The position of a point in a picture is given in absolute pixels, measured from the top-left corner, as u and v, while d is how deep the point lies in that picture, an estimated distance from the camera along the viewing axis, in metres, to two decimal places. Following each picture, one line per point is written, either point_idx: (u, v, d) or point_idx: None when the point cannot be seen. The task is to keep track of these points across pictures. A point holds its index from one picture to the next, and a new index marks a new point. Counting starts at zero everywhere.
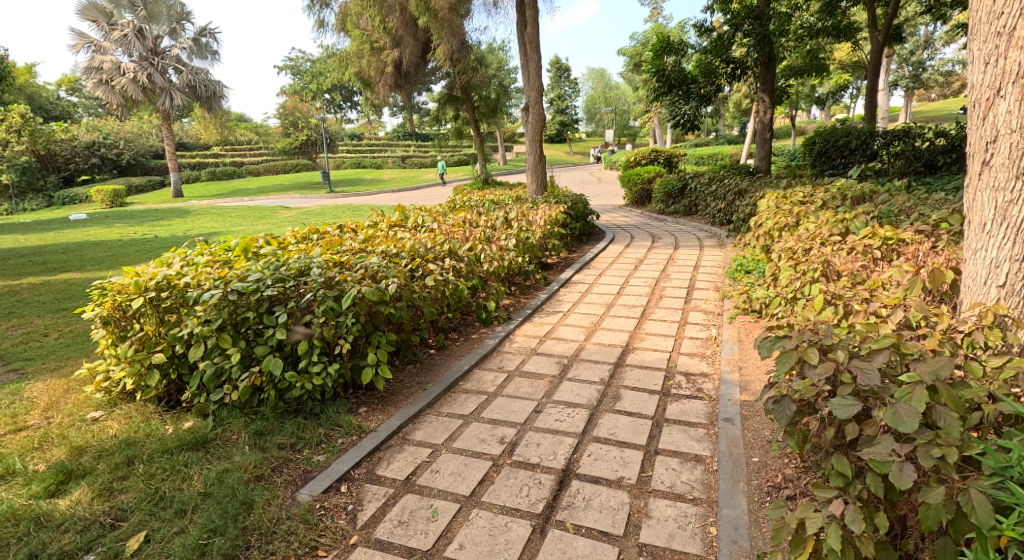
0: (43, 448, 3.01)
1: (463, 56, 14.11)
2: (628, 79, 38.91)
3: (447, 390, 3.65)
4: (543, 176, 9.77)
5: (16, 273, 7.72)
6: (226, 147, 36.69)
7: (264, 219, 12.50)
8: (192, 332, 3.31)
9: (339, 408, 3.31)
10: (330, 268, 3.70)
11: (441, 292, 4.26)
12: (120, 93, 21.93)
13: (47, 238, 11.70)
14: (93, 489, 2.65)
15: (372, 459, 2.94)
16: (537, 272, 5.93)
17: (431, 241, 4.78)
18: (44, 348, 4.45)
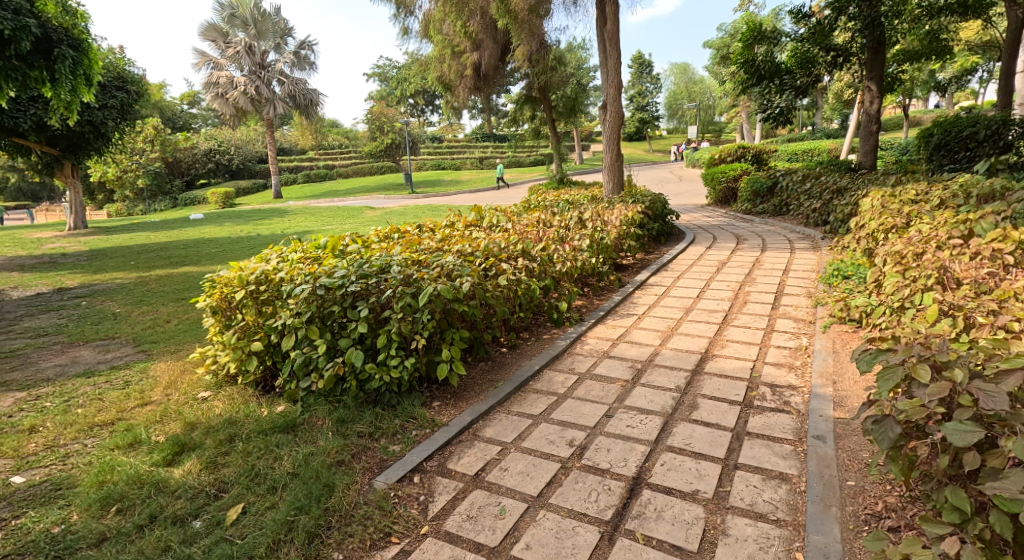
0: (163, 421, 3.37)
1: (542, 57, 14.26)
2: (716, 74, 37.61)
3: (518, 389, 3.73)
4: (620, 175, 9.67)
5: (143, 266, 8.64)
6: (320, 151, 39.04)
7: (352, 218, 13.26)
8: (285, 324, 3.57)
9: (414, 401, 3.47)
10: (408, 266, 3.88)
11: (513, 292, 4.35)
12: (232, 105, 23.90)
13: (170, 235, 13.02)
14: (201, 461, 2.94)
15: (444, 452, 3.07)
16: (611, 273, 5.91)
17: (505, 241, 4.88)
18: (166, 332, 4.98)
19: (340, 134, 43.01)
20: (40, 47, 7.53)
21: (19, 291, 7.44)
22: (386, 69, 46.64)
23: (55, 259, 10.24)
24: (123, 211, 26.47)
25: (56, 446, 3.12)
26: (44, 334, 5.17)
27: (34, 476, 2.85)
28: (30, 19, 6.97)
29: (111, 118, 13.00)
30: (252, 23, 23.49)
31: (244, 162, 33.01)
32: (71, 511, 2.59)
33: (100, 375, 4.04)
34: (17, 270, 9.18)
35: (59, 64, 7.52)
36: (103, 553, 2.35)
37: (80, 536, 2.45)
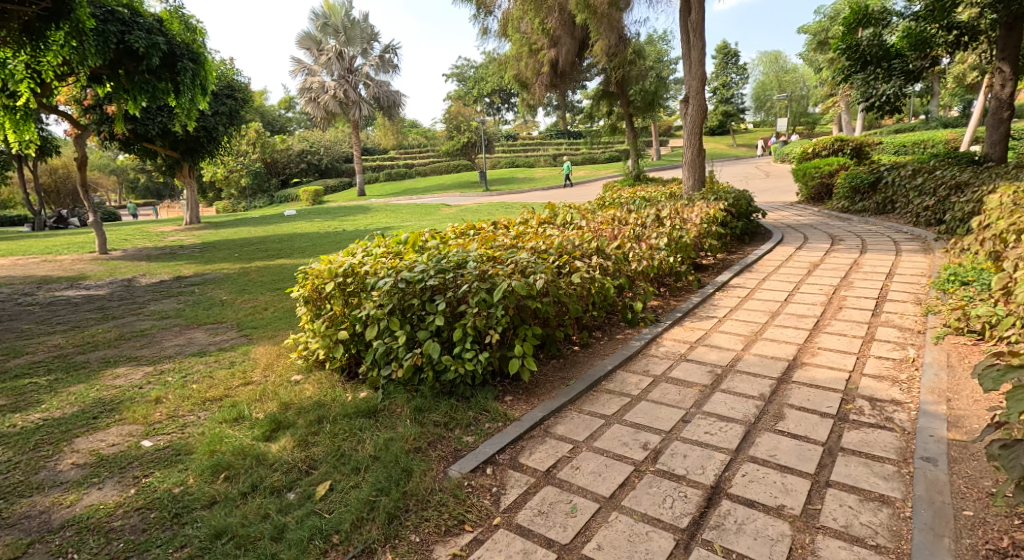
0: (262, 400, 3.68)
1: (620, 50, 14.09)
2: (811, 61, 35.44)
3: (590, 389, 3.76)
4: (701, 171, 9.40)
5: (246, 258, 9.37)
6: (400, 151, 40.47)
7: (430, 215, 13.72)
8: (369, 314, 3.79)
9: (487, 394, 3.60)
10: (484, 263, 4.00)
11: (587, 290, 4.37)
12: (323, 108, 25.29)
13: (268, 230, 14.00)
14: (295, 439, 3.19)
15: (517, 446, 3.16)
16: (690, 274, 5.80)
17: (580, 239, 4.91)
18: (265, 318, 5.40)
19: (419, 134, 44.35)
20: (166, 62, 8.56)
21: (144, 278, 8.31)
22: (464, 69, 47.55)
23: (172, 251, 11.31)
24: (227, 208, 28.66)
25: (175, 416, 3.48)
26: (164, 317, 5.76)
27: (160, 441, 3.21)
28: (158, 37, 8.17)
29: (221, 124, 14.54)
30: (342, 30, 24.77)
31: (333, 162, 34.78)
32: (187, 475, 2.89)
33: (210, 355, 4.45)
34: (141, 260, 10.23)
35: (181, 76, 8.62)
36: (213, 514, 2.61)
37: (194, 498, 2.72)
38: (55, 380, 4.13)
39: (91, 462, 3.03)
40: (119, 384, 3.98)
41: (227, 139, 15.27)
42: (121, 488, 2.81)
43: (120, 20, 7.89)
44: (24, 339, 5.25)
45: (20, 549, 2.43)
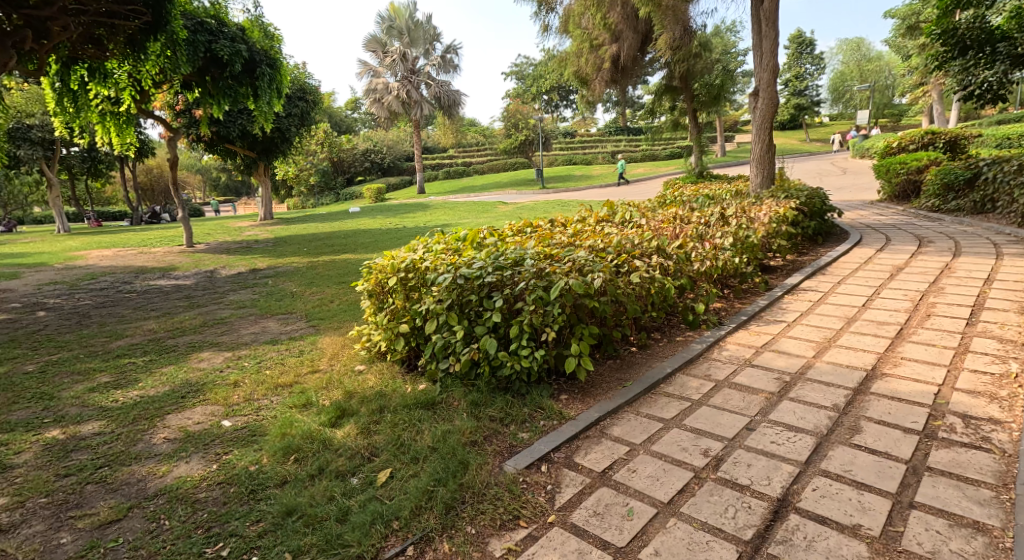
0: (328, 388, 3.85)
1: (684, 43, 13.76)
2: (898, 48, 33.22)
3: (648, 391, 3.71)
4: (770, 168, 9.07)
5: (314, 253, 9.79)
6: (459, 149, 41.07)
7: (487, 212, 13.89)
8: (428, 309, 3.88)
9: (542, 392, 3.62)
10: (541, 260, 4.02)
11: (646, 290, 4.31)
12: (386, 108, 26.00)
13: (334, 227, 14.55)
14: (358, 427, 3.33)
15: (572, 445, 3.16)
16: (756, 276, 5.63)
17: (639, 238, 4.85)
18: (332, 310, 5.64)
19: (478, 133, 44.87)
20: (248, 68, 9.36)
21: (224, 270, 8.85)
22: (523, 67, 47.71)
23: (248, 245, 11.97)
24: (297, 205, 29.95)
25: (251, 399, 3.71)
26: (242, 306, 6.13)
27: (238, 422, 3.43)
28: (240, 45, 8.84)
29: (294, 125, 15.27)
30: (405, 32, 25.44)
31: (395, 161, 35.67)
32: (261, 455, 3.08)
33: (282, 344, 4.70)
34: (221, 253, 10.88)
35: (260, 80, 9.38)
36: (284, 493, 2.76)
37: (267, 477, 2.89)
38: (148, 361, 4.48)
39: (179, 437, 3.27)
40: (202, 367, 4.28)
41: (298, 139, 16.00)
42: (205, 463, 3.02)
43: (207, 30, 8.48)
44: (122, 323, 5.72)
45: (121, 512, 2.65)
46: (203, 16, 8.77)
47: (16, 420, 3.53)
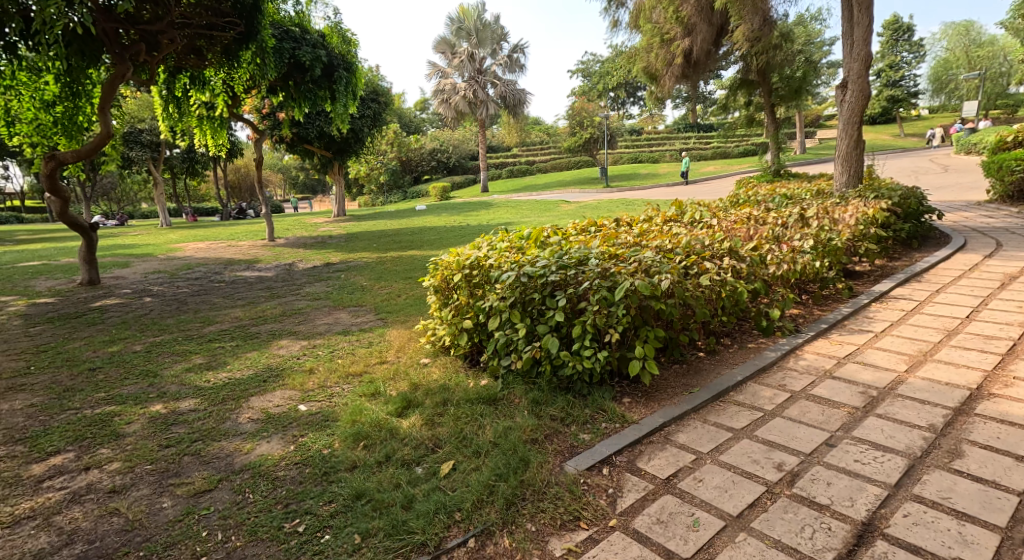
0: (395, 378, 3.99)
1: (764, 34, 13.12)
2: (1016, 29, 30.23)
3: (716, 399, 3.61)
4: (858, 166, 8.55)
5: (382, 249, 10.13)
6: (523, 147, 41.25)
7: (549, 211, 13.91)
8: (492, 305, 3.94)
9: (604, 393, 3.60)
10: (606, 260, 3.98)
11: (716, 293, 4.17)
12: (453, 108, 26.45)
13: (402, 224, 14.99)
14: (423, 417, 3.43)
15: (635, 449, 3.12)
16: (840, 282, 5.35)
17: (710, 239, 4.71)
18: (399, 304, 5.83)
19: (542, 132, 44.95)
20: (327, 72, 9.87)
21: (301, 263, 9.30)
22: (590, 64, 47.27)
23: (322, 240, 12.52)
24: (367, 203, 31.01)
25: (324, 386, 3.90)
26: (317, 298, 6.44)
27: (313, 407, 3.61)
28: (320, 50, 9.32)
29: (366, 126, 15.88)
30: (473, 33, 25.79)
31: (461, 160, 36.24)
32: (333, 439, 3.23)
33: (354, 335, 4.91)
34: (299, 248, 11.43)
35: (337, 83, 9.84)
36: (354, 477, 2.88)
37: (339, 461, 3.03)
38: (234, 346, 4.80)
39: (261, 418, 3.48)
40: (281, 354, 4.53)
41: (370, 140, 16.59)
42: (283, 443, 3.20)
43: (292, 38, 9.19)
44: (213, 310, 6.15)
45: (211, 483, 2.85)
46: (288, 26, 9.58)
47: (125, 394, 3.86)
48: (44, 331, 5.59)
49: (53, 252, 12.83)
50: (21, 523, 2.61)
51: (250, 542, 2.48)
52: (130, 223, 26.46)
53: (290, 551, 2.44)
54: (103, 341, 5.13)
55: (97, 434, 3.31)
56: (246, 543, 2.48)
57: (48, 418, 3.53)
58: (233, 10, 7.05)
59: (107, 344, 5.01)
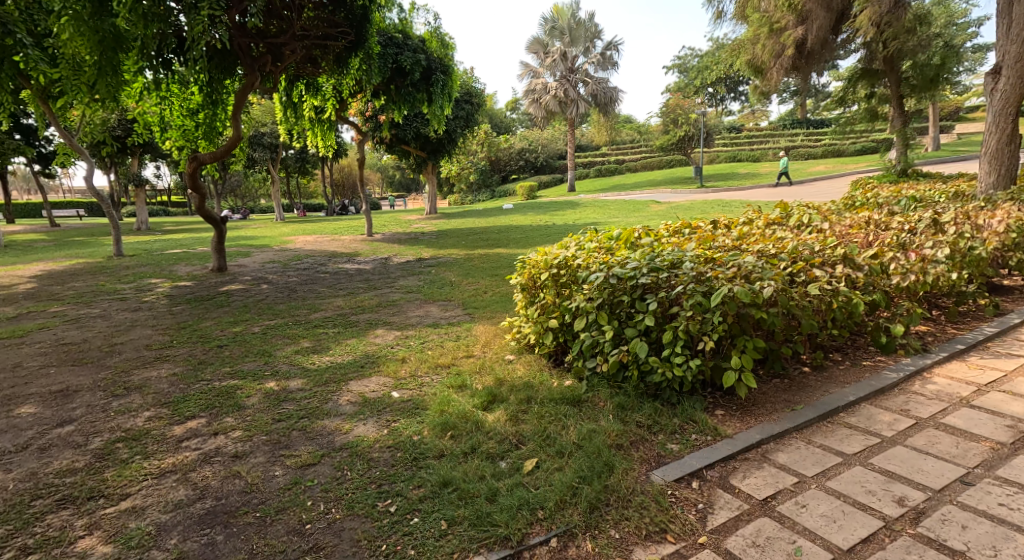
0: (481, 372, 4.04)
1: (896, 18, 11.74)
2: None
3: (823, 420, 3.12)
4: (1013, 163, 7.47)
5: (469, 247, 10.46)
6: (610, 146, 40.61)
7: (637, 211, 13.68)
8: (578, 306, 3.64)
9: (695, 404, 3.22)
10: (702, 264, 3.44)
11: (828, 305, 3.54)
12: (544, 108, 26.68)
13: (490, 222, 15.35)
14: (507, 413, 3.37)
15: (727, 465, 2.79)
16: (979, 294, 4.64)
17: (822, 243, 3.98)
18: (486, 300, 6.05)
19: (635, 130, 44.28)
20: (426, 76, 10.38)
21: (396, 258, 9.85)
22: (687, 59, 45.46)
23: (414, 236, 13.10)
24: (457, 201, 32.08)
25: (415, 375, 4.09)
26: (409, 292, 6.80)
27: (406, 394, 3.77)
28: (420, 55, 9.90)
29: (460, 127, 16.45)
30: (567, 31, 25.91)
31: (550, 159, 36.29)
32: (423, 427, 3.28)
33: (442, 328, 5.16)
34: (394, 243, 12.05)
35: (434, 86, 10.28)
36: (442, 465, 2.90)
37: (427, 448, 3.06)
38: (336, 333, 5.22)
39: (359, 401, 3.68)
40: (377, 343, 4.87)
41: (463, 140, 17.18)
42: (378, 426, 3.32)
43: (395, 44, 9.87)
44: (318, 298, 6.71)
45: (315, 457, 3.02)
46: (393, 32, 10.19)
47: (245, 370, 4.34)
48: (183, 310, 6.37)
49: (189, 241, 14.46)
50: (164, 475, 2.92)
51: (347, 516, 2.58)
52: (250, 216, 29.18)
53: (382, 529, 2.50)
54: (229, 322, 5.77)
55: (222, 405, 3.68)
56: (343, 516, 2.58)
57: (186, 387, 4.01)
58: (346, 21, 7.66)
59: (232, 324, 5.64)
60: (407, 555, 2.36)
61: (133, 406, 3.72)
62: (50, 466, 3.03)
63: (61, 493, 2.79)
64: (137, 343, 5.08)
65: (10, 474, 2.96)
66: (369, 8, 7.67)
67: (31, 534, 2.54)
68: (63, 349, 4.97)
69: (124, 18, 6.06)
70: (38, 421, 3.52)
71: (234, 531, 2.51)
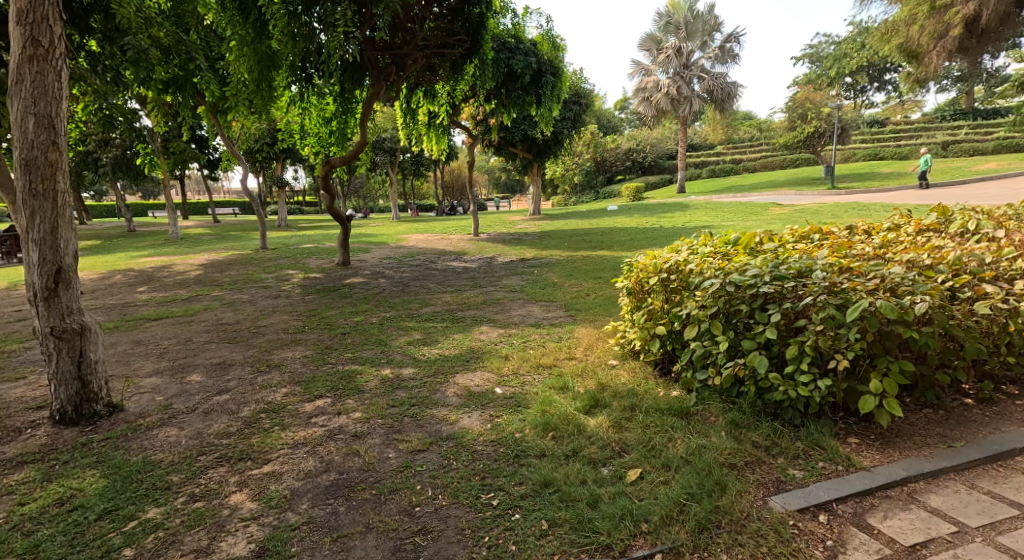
0: (583, 376, 3.94)
1: None
2: None
3: (988, 461, 2.69)
4: None
5: (572, 248, 10.36)
6: (729, 146, 38.83)
7: (756, 215, 12.81)
8: (690, 314, 3.45)
9: (823, 428, 2.92)
10: (838, 273, 3.10)
11: (998, 326, 3.04)
12: (654, 106, 25.93)
13: (595, 223, 15.15)
14: (610, 419, 3.25)
15: (864, 502, 2.49)
16: None
17: (994, 252, 3.39)
18: (589, 303, 5.96)
19: (754, 128, 41.82)
20: (536, 79, 10.46)
21: (499, 257, 10.02)
22: (821, 46, 40.70)
23: (519, 237, 13.25)
24: (561, 202, 32.06)
25: (518, 373, 4.08)
26: (513, 291, 6.86)
27: (508, 391, 3.77)
28: (531, 58, 9.99)
29: (567, 128, 16.37)
30: (683, 26, 24.97)
31: (659, 159, 35.13)
32: (524, 425, 3.25)
33: (545, 328, 5.16)
34: (498, 243, 12.27)
35: (544, 88, 10.43)
36: (543, 464, 2.85)
37: (529, 446, 3.03)
38: (444, 327, 5.39)
39: (465, 394, 3.73)
40: (482, 339, 4.96)
41: (572, 141, 17.11)
42: (483, 420, 3.35)
43: (508, 48, 9.99)
44: (429, 294, 6.97)
45: (424, 444, 3.10)
46: (506, 37, 10.35)
47: (364, 356, 4.59)
48: (313, 298, 6.89)
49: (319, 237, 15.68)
50: (297, 447, 3.12)
51: (453, 504, 2.61)
52: (370, 215, 31.06)
53: (485, 521, 2.51)
54: (351, 311, 6.16)
55: (345, 387, 3.90)
56: (449, 503, 2.62)
57: (315, 368, 4.32)
58: (463, 29, 7.84)
59: (354, 314, 6.01)
60: (508, 551, 2.34)
61: (273, 381, 4.05)
62: (212, 427, 3.35)
63: (219, 452, 3.07)
64: (277, 327, 5.55)
65: (181, 432, 3.31)
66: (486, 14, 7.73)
67: (196, 484, 2.81)
68: (220, 328, 5.56)
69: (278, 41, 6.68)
70: (202, 388, 3.93)
71: (354, 505, 2.63)
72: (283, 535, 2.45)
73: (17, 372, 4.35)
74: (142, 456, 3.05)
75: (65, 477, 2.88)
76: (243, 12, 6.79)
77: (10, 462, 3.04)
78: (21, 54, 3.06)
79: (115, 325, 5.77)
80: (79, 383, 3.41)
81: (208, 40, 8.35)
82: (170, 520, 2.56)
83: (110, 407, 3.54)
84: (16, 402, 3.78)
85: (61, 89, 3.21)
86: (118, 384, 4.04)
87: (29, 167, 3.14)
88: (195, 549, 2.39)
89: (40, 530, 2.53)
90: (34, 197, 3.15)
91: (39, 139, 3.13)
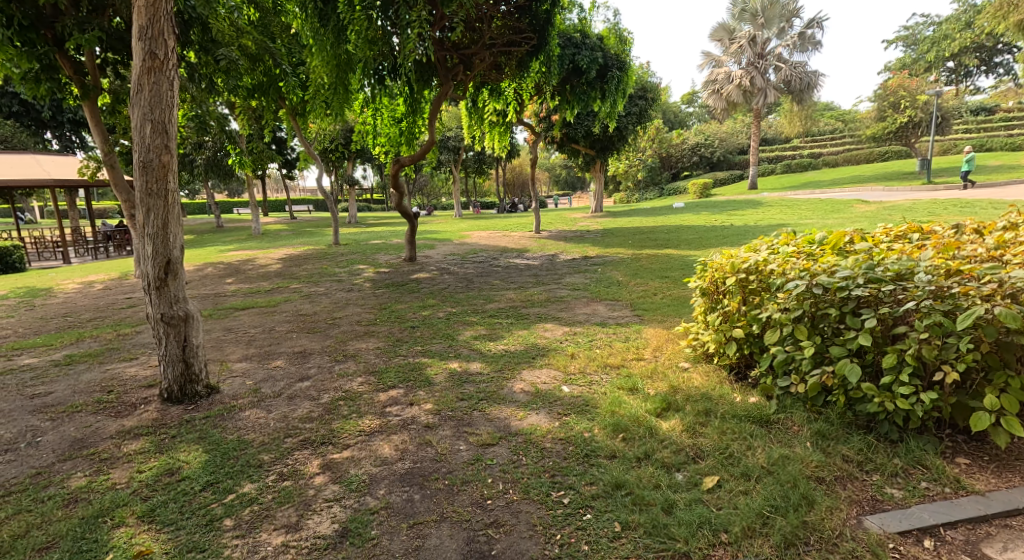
0: (652, 378, 3.82)
1: None
2: None
3: None
4: None
5: (636, 247, 10.08)
6: (806, 139, 36.90)
7: (835, 213, 12.05)
8: (771, 317, 3.30)
9: (925, 444, 2.70)
10: (945, 273, 2.83)
11: None
12: (724, 99, 24.91)
13: (658, 222, 14.69)
14: (684, 423, 3.13)
15: (977, 529, 2.28)
16: None
17: None
18: (656, 303, 5.79)
19: (836, 121, 39.50)
20: (601, 72, 10.30)
21: (562, 255, 9.92)
22: (916, 29, 37.95)
23: (581, 235, 13.08)
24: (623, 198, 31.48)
25: (584, 372, 4.01)
26: (578, 289, 6.77)
27: (575, 390, 3.71)
28: (597, 53, 9.92)
29: (632, 123, 16.05)
30: (761, 14, 23.80)
31: (729, 154, 33.75)
32: (593, 425, 3.19)
33: (610, 328, 5.05)
34: (561, 241, 12.17)
35: (609, 83, 10.16)
36: (615, 466, 2.78)
37: (598, 447, 2.96)
38: (509, 324, 5.38)
39: (532, 391, 3.70)
40: (547, 336, 4.91)
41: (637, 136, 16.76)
42: (550, 419, 3.30)
43: (574, 44, 9.97)
44: (493, 290, 6.99)
45: (494, 439, 3.09)
46: (571, 33, 10.30)
47: (434, 350, 4.66)
48: (383, 293, 7.05)
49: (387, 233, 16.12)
50: (373, 435, 3.19)
51: (524, 499, 2.60)
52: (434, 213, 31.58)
53: (556, 519, 2.47)
54: (419, 305, 6.27)
55: (415, 379, 3.97)
56: (520, 498, 2.60)
57: (388, 359, 4.43)
58: (531, 26, 7.85)
59: (422, 309, 6.10)
60: (581, 550, 2.30)
61: (348, 371, 4.17)
62: (296, 412, 3.48)
63: (304, 435, 3.19)
64: (352, 319, 5.72)
65: (269, 414, 3.45)
66: (554, 11, 7.74)
67: (283, 464, 2.92)
68: (300, 319, 5.80)
69: (355, 44, 6.94)
70: (286, 375, 4.10)
71: (428, 494, 2.66)
72: (363, 518, 2.51)
73: (130, 353, 4.69)
74: (238, 435, 3.21)
75: (174, 449, 3.07)
76: (322, 19, 7.03)
77: (127, 433, 3.27)
78: (141, 67, 3.27)
79: (209, 313, 6.13)
80: (183, 364, 3.63)
81: (291, 47, 8.86)
82: (263, 496, 2.67)
83: (208, 389, 3.75)
84: (129, 379, 4.07)
85: (173, 97, 3.40)
86: (214, 367, 4.29)
87: (145, 169, 3.35)
88: (286, 525, 2.49)
89: (154, 496, 2.70)
90: (149, 196, 3.37)
91: (154, 142, 3.34)
